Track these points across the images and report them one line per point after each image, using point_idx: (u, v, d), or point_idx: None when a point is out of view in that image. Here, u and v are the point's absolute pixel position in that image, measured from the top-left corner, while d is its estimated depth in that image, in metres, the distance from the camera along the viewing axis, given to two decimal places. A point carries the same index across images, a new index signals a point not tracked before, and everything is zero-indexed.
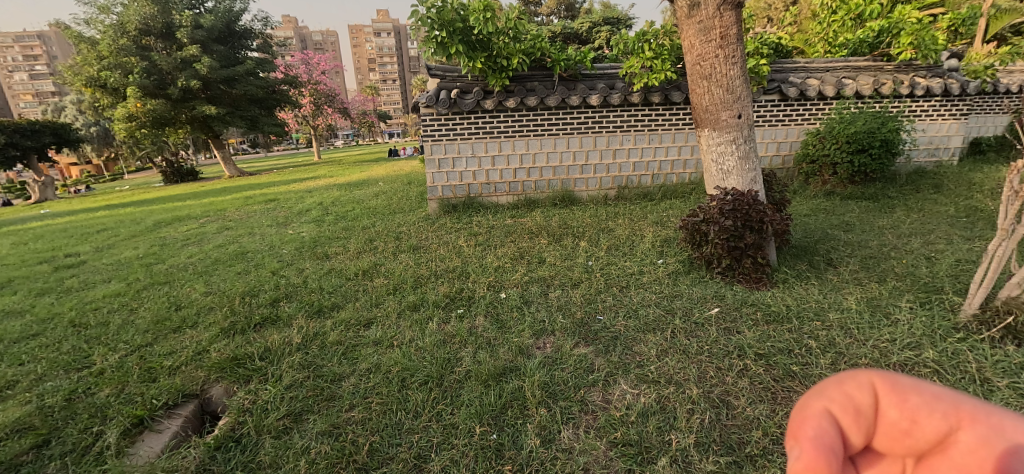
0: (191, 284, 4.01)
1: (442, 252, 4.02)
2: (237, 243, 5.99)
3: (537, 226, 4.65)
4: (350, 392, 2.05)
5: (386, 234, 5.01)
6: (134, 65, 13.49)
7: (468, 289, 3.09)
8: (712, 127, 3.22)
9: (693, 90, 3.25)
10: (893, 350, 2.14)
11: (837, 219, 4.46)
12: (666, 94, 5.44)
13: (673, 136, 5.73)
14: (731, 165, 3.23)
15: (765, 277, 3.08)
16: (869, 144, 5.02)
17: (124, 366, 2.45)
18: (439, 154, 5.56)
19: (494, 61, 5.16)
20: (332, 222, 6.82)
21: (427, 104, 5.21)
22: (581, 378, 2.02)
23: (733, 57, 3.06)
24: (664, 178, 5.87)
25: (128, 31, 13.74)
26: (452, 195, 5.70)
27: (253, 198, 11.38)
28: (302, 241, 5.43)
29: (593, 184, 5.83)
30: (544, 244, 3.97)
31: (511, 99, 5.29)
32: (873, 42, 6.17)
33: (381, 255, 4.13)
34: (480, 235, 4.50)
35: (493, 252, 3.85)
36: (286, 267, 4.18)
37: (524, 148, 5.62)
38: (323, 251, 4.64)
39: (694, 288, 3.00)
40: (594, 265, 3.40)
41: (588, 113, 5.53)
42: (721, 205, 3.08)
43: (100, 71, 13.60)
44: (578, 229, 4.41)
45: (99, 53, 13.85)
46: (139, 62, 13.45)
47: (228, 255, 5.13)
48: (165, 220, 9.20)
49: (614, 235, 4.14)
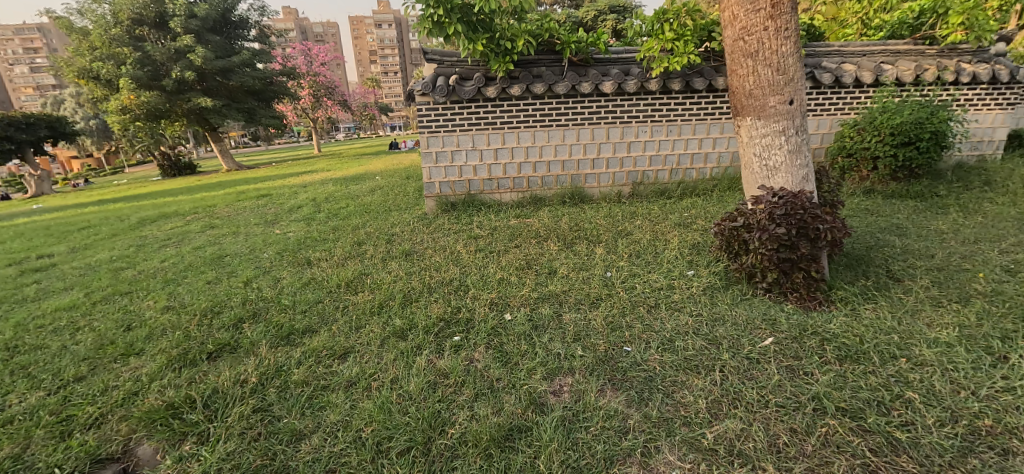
0: (155, 295, 3.52)
1: (437, 260, 3.52)
2: (217, 244, 5.49)
3: (546, 227, 4.16)
4: (310, 464, 1.59)
5: (378, 236, 4.51)
6: (127, 56, 13.01)
7: (467, 308, 2.61)
8: (756, 114, 2.70)
9: (733, 70, 2.75)
10: (1015, 405, 1.66)
11: (885, 220, 3.94)
12: (688, 80, 4.92)
13: (693, 128, 5.20)
14: (779, 160, 2.71)
15: (820, 295, 2.59)
16: (917, 136, 4.49)
17: (39, 414, 2.00)
18: (436, 147, 5.04)
19: (496, 43, 4.62)
20: (322, 220, 6.32)
21: (423, 91, 4.71)
22: (614, 446, 1.58)
23: (786, 31, 2.55)
24: (683, 173, 5.35)
25: (121, 21, 13.26)
26: (451, 192, 5.20)
27: (246, 194, 10.89)
28: (286, 243, 4.94)
29: (605, 180, 5.31)
30: (553, 251, 3.45)
31: (516, 86, 4.77)
32: (914, 23, 5.67)
33: (369, 262, 3.64)
34: (481, 238, 4.01)
35: (497, 260, 3.35)
36: (261, 276, 3.68)
37: (529, 140, 5.10)
38: (306, 256, 4.14)
39: (737, 308, 2.51)
40: (613, 279, 2.89)
41: (600, 102, 5.00)
42: (771, 208, 2.56)
43: (92, 62, 13.13)
44: (592, 232, 3.89)
45: (91, 44, 13.36)
46: (131, 52, 12.94)
47: (204, 259, 4.63)
48: (151, 218, 8.72)
49: (633, 240, 3.62)
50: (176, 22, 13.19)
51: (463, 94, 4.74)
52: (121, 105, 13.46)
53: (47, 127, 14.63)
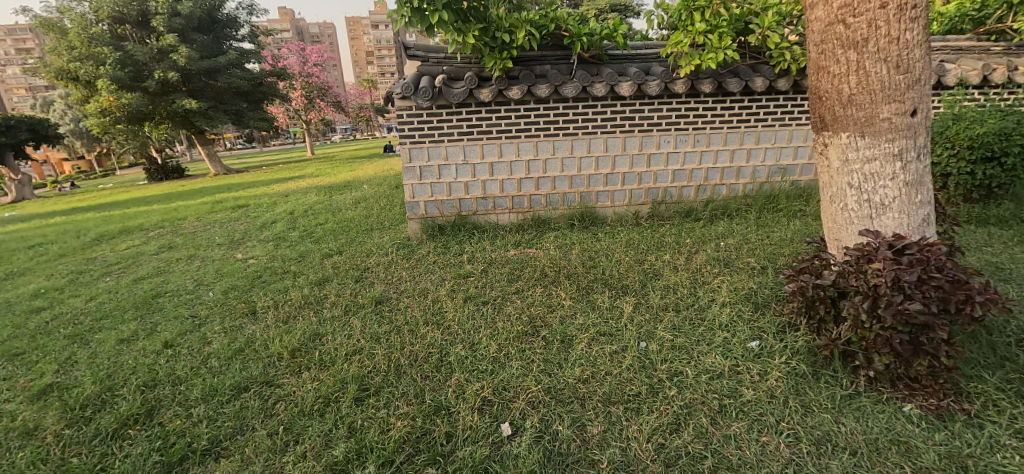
0: (47, 364, 2.68)
1: (414, 315, 2.70)
2: (164, 276, 4.63)
3: (557, 260, 3.40)
4: None
5: (349, 270, 3.71)
6: (107, 56, 12.15)
7: (446, 412, 1.84)
8: (858, 129, 1.92)
9: (823, 65, 1.96)
10: None
11: (979, 256, 3.18)
12: (720, 80, 4.11)
13: (724, 137, 4.40)
14: (890, 195, 1.93)
15: (954, 389, 1.84)
16: (1002, 150, 3.70)
17: None
18: (420, 161, 4.22)
19: (491, 34, 3.75)
20: (292, 242, 5.49)
21: (402, 94, 3.87)
22: None
23: (913, 9, 1.76)
24: (711, 190, 4.56)
25: (101, 20, 12.45)
26: (438, 212, 4.40)
27: (223, 204, 10.03)
28: (240, 277, 4.11)
29: (620, 198, 4.51)
30: (565, 304, 2.64)
31: (516, 87, 3.95)
32: (977, 16, 4.96)
33: (326, 317, 2.82)
34: (475, 278, 3.20)
35: (493, 319, 2.54)
36: (188, 335, 2.85)
37: (532, 153, 4.30)
38: (256, 300, 3.32)
39: (842, 417, 1.75)
40: (653, 357, 2.09)
41: (615, 107, 4.19)
42: (898, 270, 1.74)
43: (69, 62, 12.29)
44: (612, 272, 3.08)
45: (69, 43, 12.51)
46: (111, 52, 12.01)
47: (139, 299, 3.78)
48: (111, 233, 7.83)
49: (665, 287, 2.82)
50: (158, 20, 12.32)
51: (452, 98, 3.91)
52: (100, 108, 12.60)
53: (27, 130, 13.68)
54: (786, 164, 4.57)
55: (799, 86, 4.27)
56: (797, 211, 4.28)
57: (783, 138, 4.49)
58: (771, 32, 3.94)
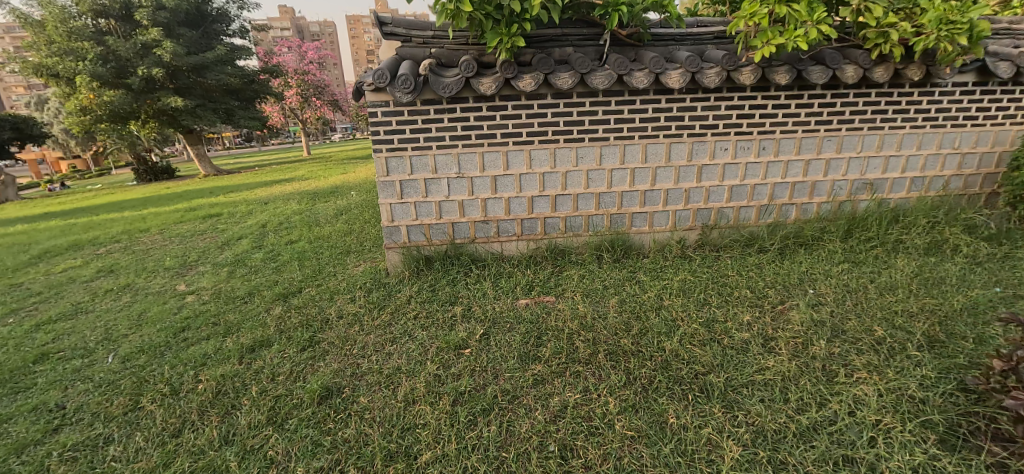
0: None
1: (371, 437, 1.69)
2: (76, 320, 3.59)
3: (590, 321, 2.36)
4: None
5: (299, 327, 2.68)
6: (88, 51, 11.10)
7: None
8: None
9: None
10: None
11: None
12: (800, 69, 3.06)
13: (798, 143, 3.38)
14: None
15: None
16: None
17: None
18: (401, 175, 3.20)
19: (495, 1, 2.67)
20: (248, 269, 4.47)
21: (375, 85, 2.86)
22: None
23: None
24: (777, 211, 3.55)
25: (81, 12, 11.36)
26: (426, 240, 3.38)
27: (198, 212, 9.00)
28: (160, 327, 3.07)
29: (661, 222, 3.49)
30: (616, 428, 1.63)
31: (530, 76, 2.90)
32: None
33: (235, 430, 1.81)
34: (471, 355, 2.17)
35: (501, 459, 1.54)
36: (23, 458, 1.85)
37: (547, 164, 3.27)
38: (154, 380, 2.28)
39: None
40: None
41: (659, 104, 3.17)
42: None
43: (47, 57, 11.22)
44: (676, 348, 2.06)
45: (48, 37, 11.44)
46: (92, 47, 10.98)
47: (13, 365, 2.74)
48: (59, 249, 6.76)
49: (766, 387, 1.80)
50: (142, 13, 11.20)
51: (441, 90, 2.88)
52: (79, 106, 11.59)
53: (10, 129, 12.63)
54: (873, 178, 3.55)
55: (899, 76, 3.25)
56: (895, 242, 3.26)
57: (871, 145, 3.46)
58: (871, 2, 2.83)
